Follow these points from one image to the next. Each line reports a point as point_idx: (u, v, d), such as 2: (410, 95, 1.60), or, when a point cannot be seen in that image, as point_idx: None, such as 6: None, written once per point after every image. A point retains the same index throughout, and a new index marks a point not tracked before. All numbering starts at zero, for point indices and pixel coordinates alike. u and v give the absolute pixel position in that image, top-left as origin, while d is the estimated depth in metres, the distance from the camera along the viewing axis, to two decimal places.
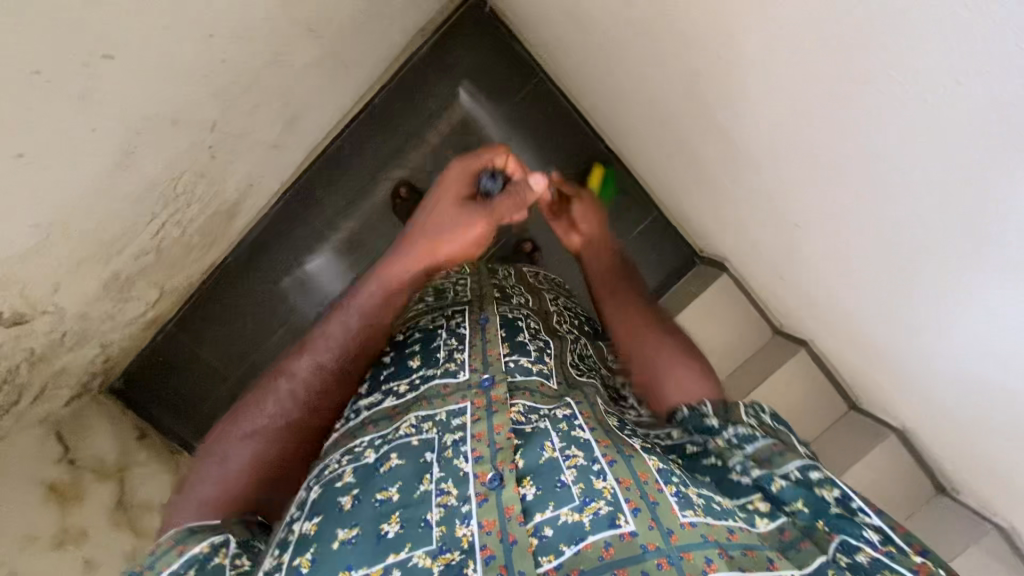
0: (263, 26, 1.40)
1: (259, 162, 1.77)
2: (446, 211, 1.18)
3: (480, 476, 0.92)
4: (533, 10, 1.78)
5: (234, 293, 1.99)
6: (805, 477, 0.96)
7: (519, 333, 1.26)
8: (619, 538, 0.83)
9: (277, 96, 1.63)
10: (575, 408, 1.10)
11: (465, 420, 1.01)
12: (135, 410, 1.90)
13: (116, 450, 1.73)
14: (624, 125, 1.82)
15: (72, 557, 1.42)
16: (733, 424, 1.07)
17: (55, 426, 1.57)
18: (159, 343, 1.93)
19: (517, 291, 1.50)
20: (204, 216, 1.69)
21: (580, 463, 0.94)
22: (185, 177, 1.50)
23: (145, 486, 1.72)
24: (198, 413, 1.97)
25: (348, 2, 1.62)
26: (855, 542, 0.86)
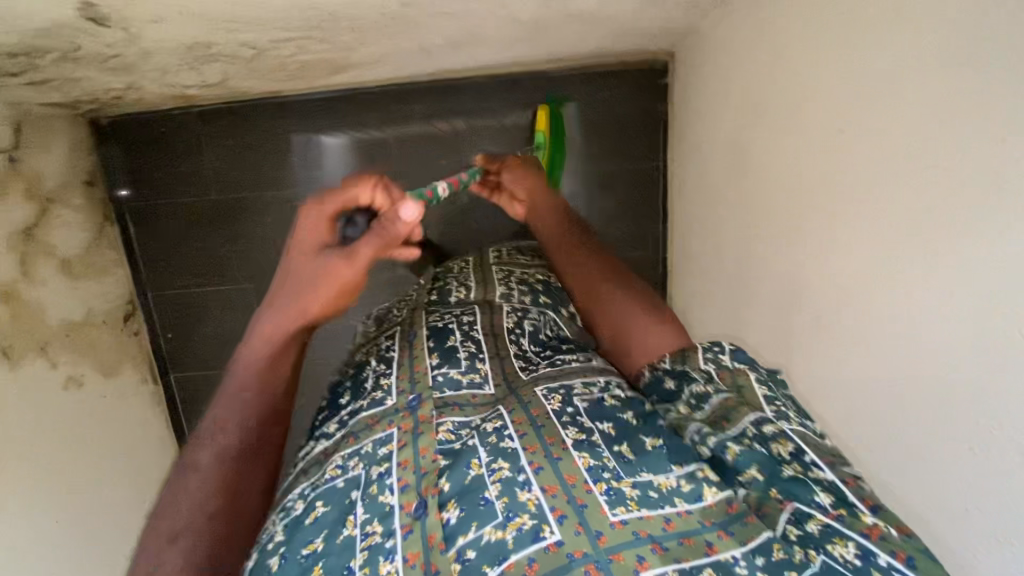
0: (509, 17, 0.80)
1: (404, 56, 0.93)
2: (296, 269, 0.64)
3: (402, 505, 0.55)
4: (703, 69, 0.99)
5: (225, 135, 1.17)
6: (759, 436, 0.53)
7: (449, 338, 0.80)
8: (544, 553, 0.47)
9: (473, 18, 0.79)
10: (508, 417, 0.64)
11: (392, 447, 0.62)
12: (103, 173, 1.15)
13: (88, 239, 1.09)
14: (706, 135, 1.02)
15: None
16: (687, 378, 0.64)
17: (17, 114, 0.93)
18: (143, 139, 1.15)
19: (461, 280, 0.99)
20: (283, 67, 0.91)
21: (505, 475, 0.55)
22: (223, 51, 0.81)
23: (81, 265, 1.07)
24: (164, 241, 1.21)
25: (639, 24, 0.91)
26: (805, 509, 0.47)
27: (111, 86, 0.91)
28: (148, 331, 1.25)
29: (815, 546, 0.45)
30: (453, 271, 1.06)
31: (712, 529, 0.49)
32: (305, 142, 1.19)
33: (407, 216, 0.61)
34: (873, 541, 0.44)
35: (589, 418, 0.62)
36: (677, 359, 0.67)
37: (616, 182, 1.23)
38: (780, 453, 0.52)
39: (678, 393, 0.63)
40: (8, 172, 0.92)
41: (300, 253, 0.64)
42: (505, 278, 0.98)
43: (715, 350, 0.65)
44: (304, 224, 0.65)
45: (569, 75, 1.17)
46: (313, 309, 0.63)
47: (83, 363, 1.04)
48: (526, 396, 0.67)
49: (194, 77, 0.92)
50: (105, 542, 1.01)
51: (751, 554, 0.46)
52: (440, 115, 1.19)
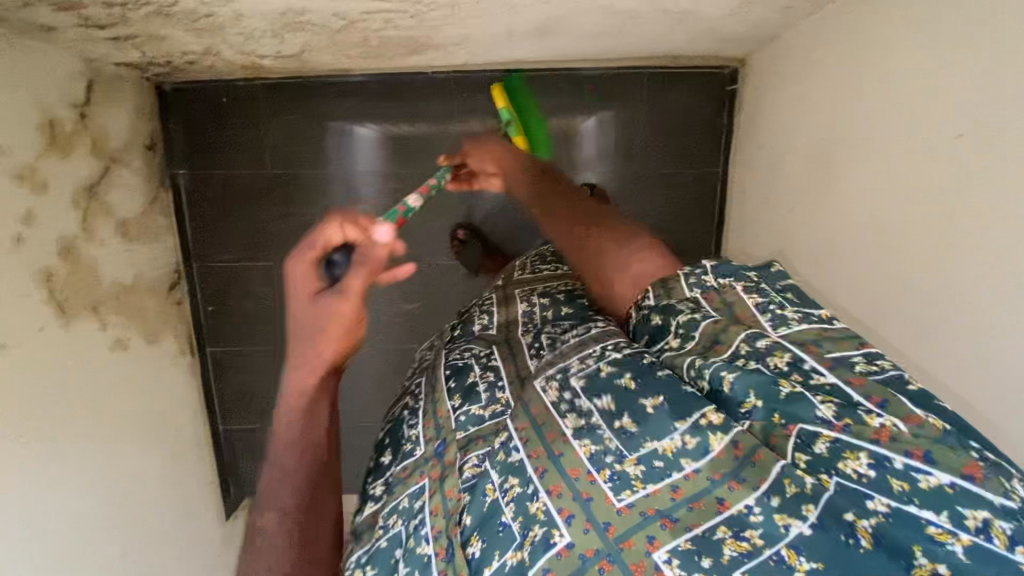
0: (605, 6, 0.79)
1: (486, 41, 0.93)
2: (295, 323, 0.56)
3: (436, 552, 0.55)
4: (781, 78, 0.99)
5: (287, 110, 1.17)
6: (754, 353, 0.55)
7: (467, 373, 0.73)
8: (557, 559, 0.48)
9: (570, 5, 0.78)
10: (512, 424, 0.61)
11: (425, 497, 0.60)
12: (163, 138, 1.14)
13: (143, 203, 1.08)
14: (778, 143, 1.02)
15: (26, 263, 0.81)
16: (672, 310, 0.64)
17: (91, 69, 0.93)
18: (206, 108, 1.14)
19: (485, 306, 0.93)
20: (364, 44, 0.91)
21: (517, 491, 0.54)
22: (315, 22, 0.81)
23: (136, 227, 1.05)
24: (216, 213, 1.20)
25: (725, 27, 0.91)
26: (810, 429, 0.48)
27: (190, 49, 0.91)
28: (190, 302, 1.23)
29: (826, 469, 0.47)
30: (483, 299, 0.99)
31: (721, 483, 0.49)
32: (342, 131, 1.19)
33: (381, 237, 0.58)
34: (886, 445, 0.45)
35: (588, 399, 0.59)
36: (660, 292, 0.67)
37: (673, 186, 1.23)
38: (779, 366, 0.53)
39: (665, 326, 0.64)
40: (77, 125, 0.91)
41: (297, 309, 0.56)
42: (526, 296, 0.89)
43: (698, 273, 0.66)
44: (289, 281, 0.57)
45: (637, 75, 1.18)
46: (328, 353, 0.57)
47: (130, 328, 1.02)
48: (537, 414, 0.60)
49: (274, 47, 0.91)
50: (136, 512, 0.98)
51: (766, 496, 0.47)
52: (503, 106, 1.19)
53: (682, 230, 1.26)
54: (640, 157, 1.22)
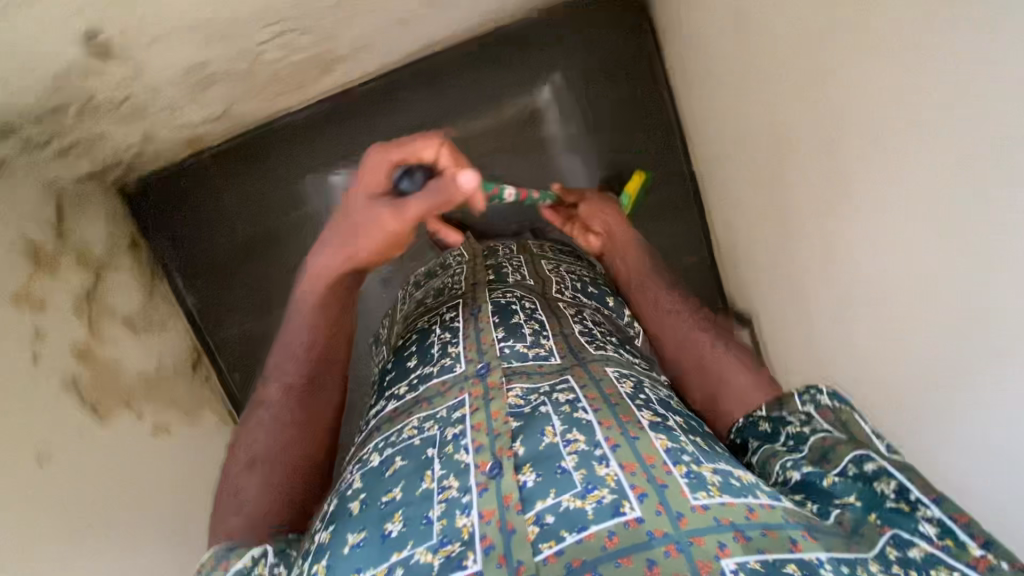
0: None
1: (384, 36, 0.96)
2: (354, 208, 0.72)
3: (477, 463, 0.54)
4: None
5: (244, 169, 1.23)
6: (860, 470, 0.52)
7: (512, 315, 0.78)
8: (624, 527, 0.46)
9: None
10: (579, 390, 0.63)
11: (465, 410, 0.61)
12: (144, 233, 1.21)
13: (141, 297, 1.14)
14: (695, 33, 1.02)
15: (50, 375, 0.87)
16: (782, 420, 0.61)
17: (56, 190, 0.99)
18: (172, 192, 1.21)
19: (512, 263, 0.97)
20: (279, 81, 0.96)
21: (581, 448, 0.54)
22: (222, 73, 0.86)
23: (141, 320, 1.11)
24: (213, 284, 1.26)
25: None
26: (906, 535, 0.46)
27: (130, 140, 0.97)
28: (215, 372, 1.28)
29: (916, 569, 0.45)
30: (499, 253, 1.03)
31: (797, 527, 0.46)
32: (318, 183, 1.26)
33: (465, 181, 0.70)
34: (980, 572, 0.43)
35: (661, 407, 0.64)
36: (772, 406, 0.64)
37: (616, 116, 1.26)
38: (883, 490, 0.49)
39: (774, 435, 0.62)
40: (59, 243, 0.98)
41: (359, 195, 0.71)
42: (557, 274, 0.94)
43: (812, 391, 0.60)
44: (369, 164, 0.71)
45: (544, 25, 1.22)
46: (365, 250, 0.73)
47: (165, 412, 1.08)
48: (596, 371, 0.67)
49: (200, 111, 0.96)
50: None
51: (837, 562, 0.44)
52: (433, 96, 1.23)
53: (647, 155, 1.27)
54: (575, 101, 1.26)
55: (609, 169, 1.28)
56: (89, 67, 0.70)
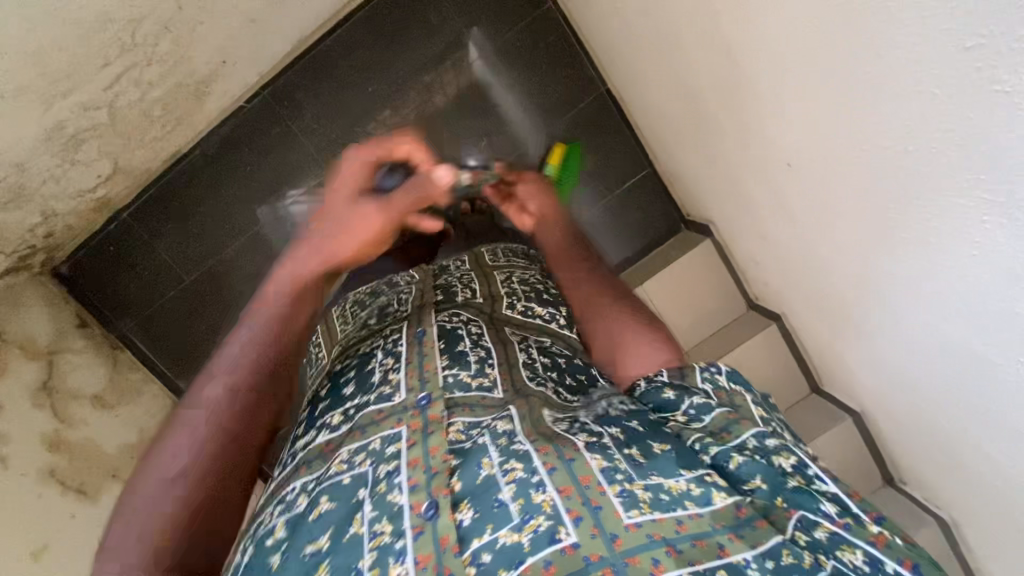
0: None
1: (243, 41, 0.91)
2: (335, 209, 0.69)
3: (411, 505, 0.53)
4: None
5: (167, 218, 1.19)
6: (760, 447, 0.52)
7: (460, 341, 0.73)
8: (560, 555, 0.46)
9: None
10: (518, 422, 0.61)
11: (401, 445, 0.59)
12: (88, 308, 1.19)
13: (108, 371, 1.14)
14: None
15: (26, 470, 0.88)
16: (687, 391, 0.59)
17: None
18: (103, 261, 1.19)
19: (464, 280, 0.91)
20: (156, 121, 0.92)
21: (519, 476, 0.52)
22: (88, 132, 0.83)
23: (114, 395, 1.12)
24: (173, 340, 1.23)
25: None
26: (812, 517, 0.46)
27: (30, 224, 0.94)
28: None
29: (824, 551, 0.44)
30: (450, 268, 0.96)
31: (723, 531, 0.46)
32: (275, 211, 1.21)
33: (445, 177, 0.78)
34: (881, 549, 0.44)
35: (599, 424, 0.58)
36: (677, 372, 0.62)
37: (519, 48, 1.20)
38: (782, 466, 0.50)
39: (675, 404, 0.59)
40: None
41: (341, 197, 0.71)
42: (506, 281, 0.91)
43: (711, 368, 0.61)
44: (346, 173, 0.74)
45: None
46: (346, 252, 0.65)
47: None
48: (537, 407, 0.63)
49: (87, 175, 0.93)
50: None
51: (762, 558, 0.44)
52: (331, 89, 1.18)
53: (570, 88, 1.22)
54: (475, 46, 1.19)
55: (529, 107, 1.21)
56: None
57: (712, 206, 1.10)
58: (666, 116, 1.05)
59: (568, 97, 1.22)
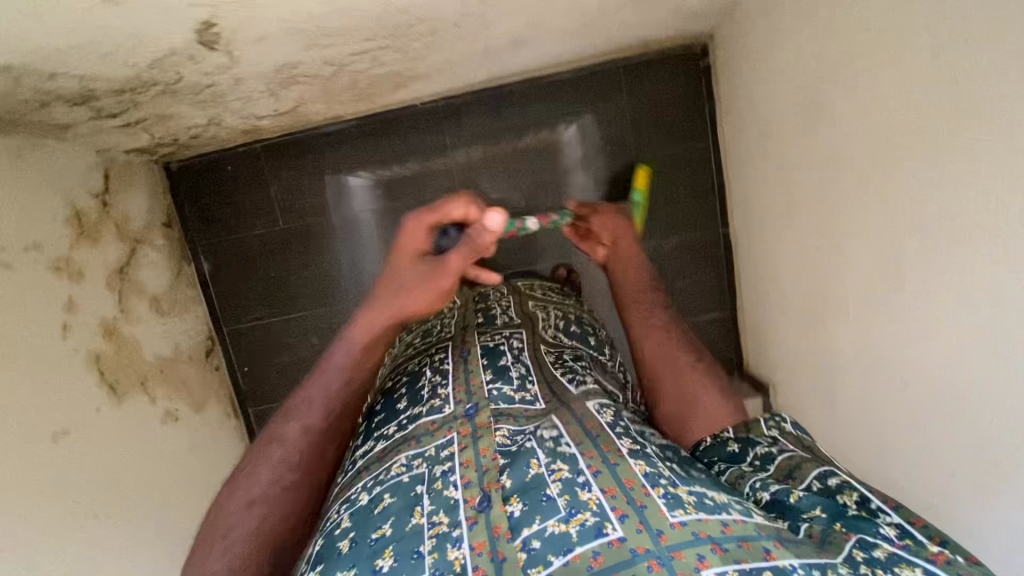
0: (563, 11, 0.86)
1: (464, 64, 0.99)
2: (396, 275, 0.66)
3: (466, 499, 0.54)
4: (745, 50, 1.05)
5: (292, 166, 1.22)
6: (827, 488, 0.54)
7: (501, 356, 0.79)
8: (608, 547, 0.47)
9: (531, 16, 0.85)
10: (562, 427, 0.63)
11: (454, 448, 0.60)
12: (181, 212, 1.20)
13: (172, 277, 1.12)
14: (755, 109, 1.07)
15: (76, 348, 0.85)
16: (752, 442, 0.63)
17: (105, 162, 0.99)
18: (215, 177, 1.20)
19: (503, 306, 1.00)
20: (352, 89, 0.97)
21: (565, 475, 0.55)
22: (304, 76, 0.87)
23: (168, 301, 1.10)
24: (239, 275, 1.25)
25: (680, 7, 0.97)
26: (870, 539, 0.47)
27: (193, 122, 0.96)
28: (226, 365, 1.26)
29: (882, 567, 0.44)
30: (490, 297, 1.05)
31: (769, 538, 0.47)
32: (338, 185, 1.24)
33: (495, 225, 0.68)
34: (941, 567, 0.44)
35: (637, 431, 0.64)
36: (741, 426, 0.65)
37: (665, 161, 1.27)
38: (847, 502, 0.52)
39: (741, 455, 0.62)
40: (100, 213, 0.97)
41: (399, 259, 0.67)
42: (543, 315, 0.98)
43: (778, 418, 0.65)
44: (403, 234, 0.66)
45: (610, 75, 1.24)
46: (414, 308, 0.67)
47: (175, 400, 1.05)
48: (575, 407, 0.67)
49: (270, 105, 0.96)
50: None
51: (809, 567, 0.44)
52: (494, 125, 1.25)
53: (692, 217, 1.30)
54: (632, 145, 1.26)
55: (649, 216, 1.30)
56: (191, 54, 0.71)
57: (775, 369, 1.18)
58: (767, 281, 1.16)
59: (684, 224, 1.31)
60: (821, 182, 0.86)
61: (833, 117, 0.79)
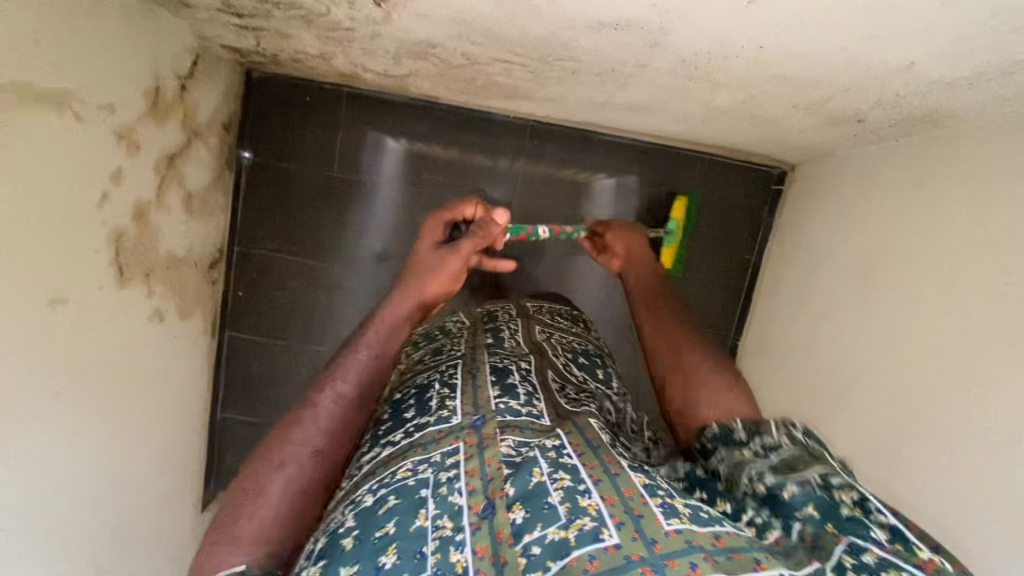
0: (693, 102, 0.89)
1: (578, 105, 1.02)
2: (423, 261, 0.86)
3: (469, 505, 0.52)
4: (823, 196, 1.11)
5: (367, 123, 1.23)
6: (826, 483, 0.53)
7: (508, 375, 0.75)
8: (604, 553, 0.46)
9: (663, 95, 0.89)
10: (564, 438, 0.63)
11: (459, 457, 0.57)
12: (243, 122, 1.19)
13: (209, 180, 1.09)
14: (813, 250, 1.13)
15: (104, 219, 0.80)
16: (758, 431, 0.62)
17: (199, 50, 0.95)
18: (290, 103, 1.20)
19: (511, 328, 0.95)
20: (466, 83, 0.98)
21: (567, 485, 0.53)
22: (435, 57, 0.88)
23: (195, 201, 1.06)
24: (273, 201, 1.24)
25: (784, 137, 1.03)
26: (860, 542, 0.48)
27: (305, 50, 0.94)
28: (224, 282, 1.23)
29: (869, 572, 0.45)
30: (499, 317, 1.01)
31: (760, 551, 0.48)
32: (377, 144, 1.24)
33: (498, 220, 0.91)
34: (926, 572, 0.45)
35: (643, 463, 0.64)
36: (749, 422, 0.64)
37: (708, 257, 1.33)
38: (844, 499, 0.51)
39: (744, 442, 0.62)
40: (176, 96, 0.93)
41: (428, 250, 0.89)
42: (550, 338, 0.95)
43: (791, 424, 0.61)
44: (428, 230, 0.94)
45: (692, 162, 1.29)
46: (433, 287, 0.83)
47: (168, 301, 1.01)
48: (578, 423, 0.67)
49: (383, 64, 0.96)
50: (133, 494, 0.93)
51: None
52: (568, 163, 1.28)
53: (710, 316, 1.35)
54: (684, 231, 1.32)
55: None
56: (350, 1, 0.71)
57: None
58: None
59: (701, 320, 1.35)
60: (860, 346, 0.92)
61: (904, 296, 0.85)
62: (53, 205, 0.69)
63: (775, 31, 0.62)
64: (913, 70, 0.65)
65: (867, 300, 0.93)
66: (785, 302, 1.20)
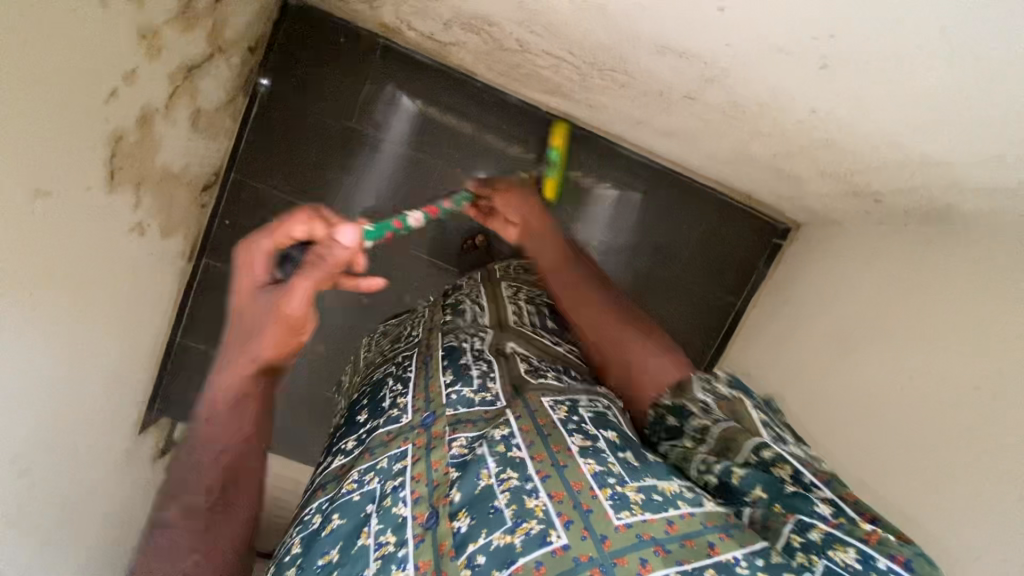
0: (726, 143, 0.90)
1: (612, 116, 1.01)
2: (246, 305, 0.66)
3: (414, 515, 0.54)
4: (819, 261, 1.14)
5: (396, 80, 1.20)
6: (760, 458, 0.54)
7: (462, 356, 0.76)
8: (551, 555, 0.47)
9: (699, 129, 0.89)
10: (513, 423, 0.62)
11: (406, 463, 0.60)
12: (269, 48, 1.14)
13: (222, 99, 1.05)
14: (798, 310, 1.16)
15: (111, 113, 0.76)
16: (685, 412, 0.64)
17: None
18: (322, 39, 1.16)
19: (474, 299, 0.94)
20: (509, 67, 0.96)
21: (513, 484, 0.53)
22: (487, 33, 0.86)
23: (203, 118, 1.01)
24: (281, 136, 1.20)
25: (797, 196, 1.06)
26: (807, 520, 0.49)
27: None
28: (212, 208, 1.18)
29: (817, 552, 0.47)
30: (461, 289, 1.00)
31: (713, 530, 0.50)
32: (391, 97, 1.21)
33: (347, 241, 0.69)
34: (870, 545, 0.47)
35: (594, 427, 0.63)
36: (677, 396, 0.67)
37: (694, 293, 1.35)
38: (781, 475, 0.53)
39: (681, 430, 0.64)
40: (209, 6, 0.88)
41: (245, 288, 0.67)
42: (512, 302, 0.93)
43: (711, 380, 0.65)
44: (243, 263, 0.68)
45: (701, 198, 1.30)
46: (263, 352, 0.65)
47: (152, 215, 0.96)
48: (531, 401, 0.66)
49: (431, 26, 0.93)
50: (91, 408, 0.88)
51: (752, 556, 0.48)
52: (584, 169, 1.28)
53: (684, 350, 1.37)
54: (677, 263, 1.34)
55: None
56: None
57: None
58: None
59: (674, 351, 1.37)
60: (823, 412, 0.95)
61: (872, 373, 0.89)
62: (63, 89, 0.65)
63: (832, 100, 0.63)
64: (945, 167, 0.68)
65: (838, 371, 0.97)
66: (760, 353, 1.23)
